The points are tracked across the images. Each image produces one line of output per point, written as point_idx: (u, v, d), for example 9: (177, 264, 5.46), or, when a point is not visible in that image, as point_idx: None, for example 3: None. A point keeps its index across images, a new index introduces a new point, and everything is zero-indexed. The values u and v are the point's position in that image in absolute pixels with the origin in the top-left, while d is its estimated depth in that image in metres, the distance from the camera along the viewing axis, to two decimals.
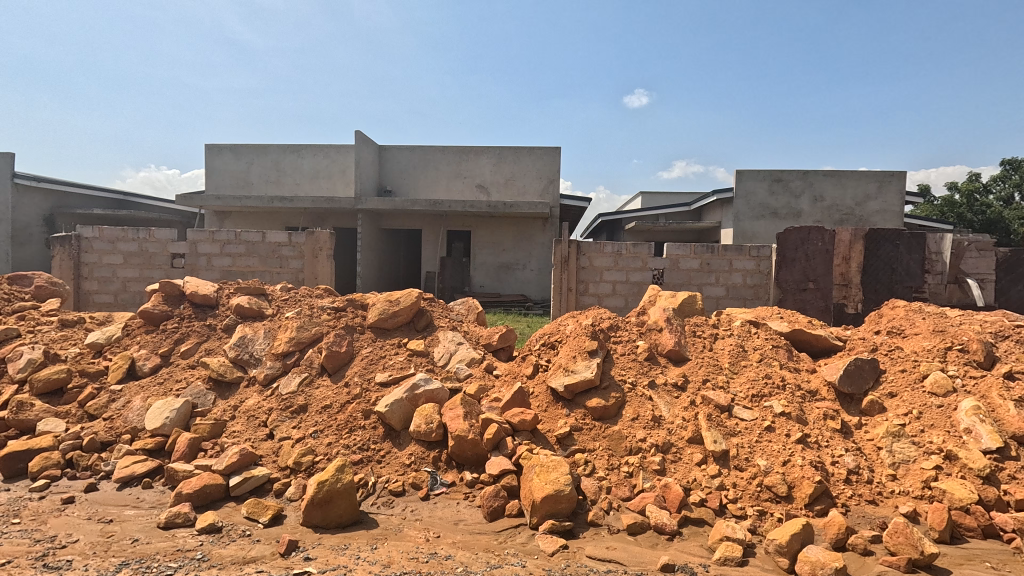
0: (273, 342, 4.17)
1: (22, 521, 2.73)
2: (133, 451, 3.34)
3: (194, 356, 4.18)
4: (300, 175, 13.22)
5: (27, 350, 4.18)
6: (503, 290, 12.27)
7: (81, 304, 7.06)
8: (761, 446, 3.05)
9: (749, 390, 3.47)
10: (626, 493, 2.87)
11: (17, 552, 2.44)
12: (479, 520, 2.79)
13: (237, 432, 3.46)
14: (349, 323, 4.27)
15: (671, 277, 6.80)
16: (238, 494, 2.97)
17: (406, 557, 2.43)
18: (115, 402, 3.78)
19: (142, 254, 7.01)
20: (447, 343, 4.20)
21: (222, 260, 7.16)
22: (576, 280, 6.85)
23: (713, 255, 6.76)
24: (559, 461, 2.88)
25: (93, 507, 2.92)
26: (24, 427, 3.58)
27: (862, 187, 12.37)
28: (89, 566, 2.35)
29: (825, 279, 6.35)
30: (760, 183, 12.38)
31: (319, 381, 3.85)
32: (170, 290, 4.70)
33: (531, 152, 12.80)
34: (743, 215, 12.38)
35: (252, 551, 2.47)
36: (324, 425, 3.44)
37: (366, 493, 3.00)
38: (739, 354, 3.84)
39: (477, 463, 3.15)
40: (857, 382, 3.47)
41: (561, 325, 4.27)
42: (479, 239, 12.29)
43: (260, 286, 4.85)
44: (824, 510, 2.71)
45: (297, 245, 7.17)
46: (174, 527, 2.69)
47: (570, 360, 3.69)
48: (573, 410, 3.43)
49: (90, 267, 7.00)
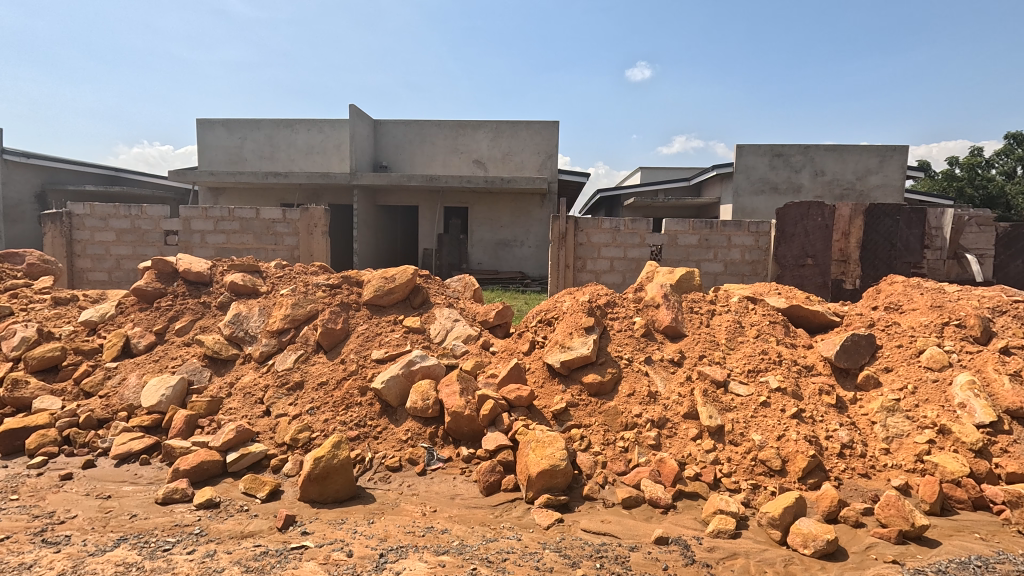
0: (268, 319, 4.14)
1: (20, 498, 2.75)
2: (131, 427, 3.34)
3: (188, 334, 4.16)
4: (294, 150, 13.01)
5: (20, 328, 4.15)
6: (500, 267, 12.23)
7: (76, 282, 7.00)
8: (756, 421, 3.07)
9: (746, 365, 3.47)
10: (621, 468, 2.90)
11: (16, 528, 2.46)
12: (474, 494, 2.82)
13: (234, 409, 3.46)
14: (345, 301, 4.24)
15: (669, 253, 6.73)
16: (236, 470, 2.99)
17: (402, 531, 2.46)
18: (111, 380, 3.78)
19: (135, 232, 6.93)
20: (444, 320, 4.18)
21: (216, 238, 7.09)
22: (573, 256, 6.80)
23: (712, 231, 6.66)
24: (555, 437, 2.89)
25: (91, 483, 2.93)
26: (20, 405, 3.59)
27: (863, 161, 12.24)
28: (88, 540, 2.37)
29: (824, 254, 6.31)
30: (761, 157, 12.22)
31: (315, 358, 3.83)
32: (163, 267, 4.64)
33: (529, 125, 12.60)
34: (743, 190, 12.24)
35: (251, 526, 2.50)
36: (320, 402, 3.44)
37: (364, 468, 3.02)
38: (737, 330, 3.83)
39: (473, 438, 3.18)
40: (853, 358, 3.47)
41: (558, 301, 4.24)
42: (477, 216, 12.18)
43: (255, 264, 4.79)
44: (817, 484, 2.73)
45: (291, 221, 7.09)
46: (173, 503, 2.71)
47: (567, 336, 3.67)
48: (569, 385, 3.43)
49: (82, 244, 6.92)
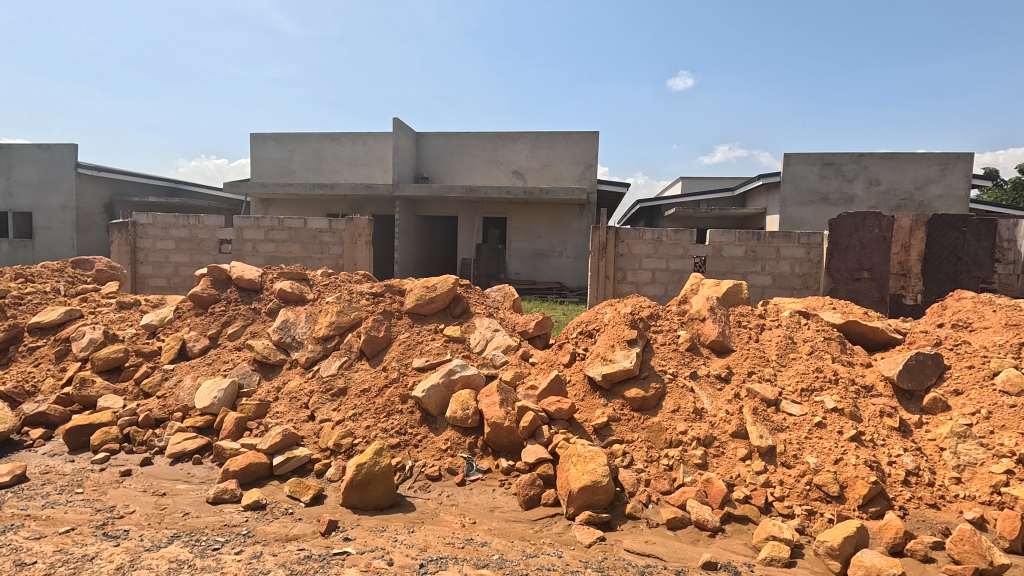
0: (314, 326, 4.26)
1: (84, 491, 2.90)
2: (184, 428, 3.49)
3: (240, 339, 4.32)
4: (340, 162, 13.45)
5: (88, 330, 4.42)
6: (538, 277, 12.21)
7: (137, 287, 7.40)
8: (811, 442, 2.91)
9: (799, 383, 3.31)
10: (666, 486, 2.80)
11: (80, 521, 2.59)
12: (514, 507, 2.78)
13: (280, 413, 3.56)
14: (387, 309, 4.31)
15: (714, 265, 6.54)
16: (282, 473, 3.06)
17: (442, 542, 2.45)
18: (168, 381, 3.96)
19: (192, 240, 7.30)
20: (484, 330, 4.18)
21: (266, 246, 7.38)
22: (614, 267, 6.70)
23: (759, 243, 6.44)
24: (596, 452, 2.82)
25: (148, 480, 3.07)
26: (86, 402, 3.80)
27: (922, 170, 11.60)
28: (144, 536, 2.47)
29: (881, 268, 5.99)
30: (810, 166, 11.76)
31: (358, 365, 3.90)
32: (218, 274, 4.86)
33: (568, 136, 12.59)
34: (791, 201, 11.81)
35: (295, 530, 2.54)
36: (363, 409, 3.49)
37: (404, 476, 3.04)
38: (788, 346, 3.66)
39: (513, 450, 3.14)
40: (918, 378, 3.25)
41: (600, 313, 4.17)
42: (516, 226, 12.22)
43: (303, 272, 4.95)
44: (880, 512, 2.56)
45: (337, 231, 7.31)
46: (222, 503, 2.80)
47: (609, 349, 3.60)
48: (611, 400, 3.35)
49: (145, 252, 7.34)
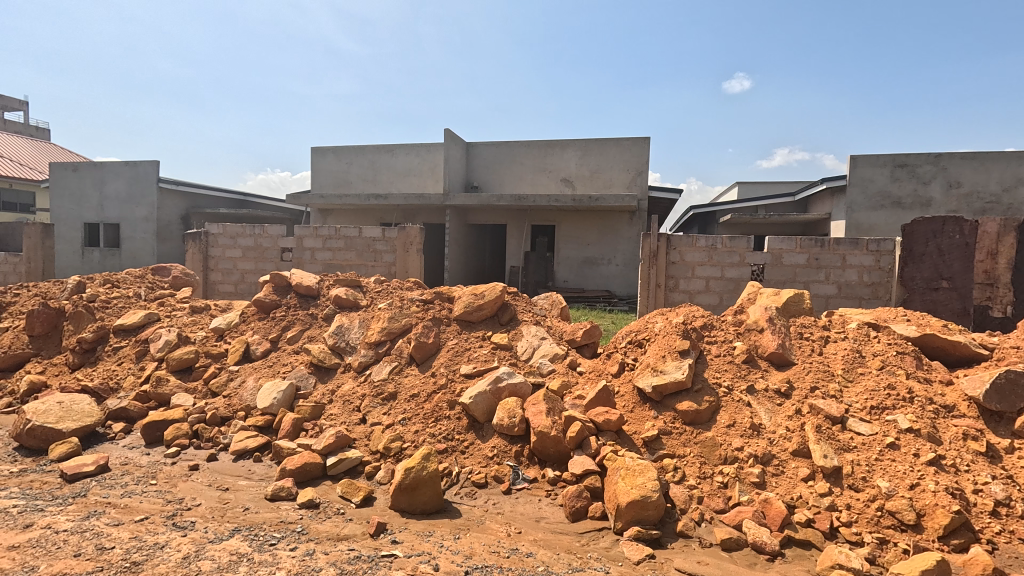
0: (367, 331, 4.40)
1: (158, 483, 3.11)
2: (247, 426, 3.68)
3: (298, 343, 4.52)
4: (393, 173, 13.89)
5: (165, 332, 4.77)
6: (586, 285, 12.08)
7: (208, 292, 7.91)
8: (882, 465, 2.70)
9: (868, 401, 3.08)
10: (720, 505, 2.68)
11: (153, 510, 2.78)
12: (561, 519, 2.74)
13: (334, 415, 3.68)
14: (437, 316, 4.38)
15: (772, 274, 6.23)
16: (334, 473, 3.16)
17: (487, 550, 2.44)
18: (233, 381, 4.20)
19: (257, 249, 7.74)
20: (531, 338, 4.17)
21: (324, 254, 7.71)
22: (665, 275, 6.53)
23: (823, 250, 6.07)
24: (646, 466, 2.74)
25: (214, 475, 3.25)
26: (161, 399, 4.09)
27: (1011, 170, 10.64)
28: (208, 528, 2.61)
29: (961, 277, 5.71)
30: (881, 169, 11.02)
31: (408, 370, 3.99)
32: (279, 281, 5.12)
33: (618, 143, 12.44)
34: (858, 206, 11.11)
35: (345, 530, 2.61)
36: (412, 414, 3.55)
37: (451, 482, 3.07)
38: (855, 361, 3.43)
39: (560, 460, 3.10)
40: (1009, 400, 2.93)
41: (650, 322, 4.07)
42: (564, 234, 12.17)
43: (357, 279, 5.13)
44: (963, 545, 2.33)
45: (390, 239, 7.53)
46: (279, 500, 2.92)
47: (659, 359, 3.49)
48: (662, 412, 3.25)
49: (215, 260, 7.85)
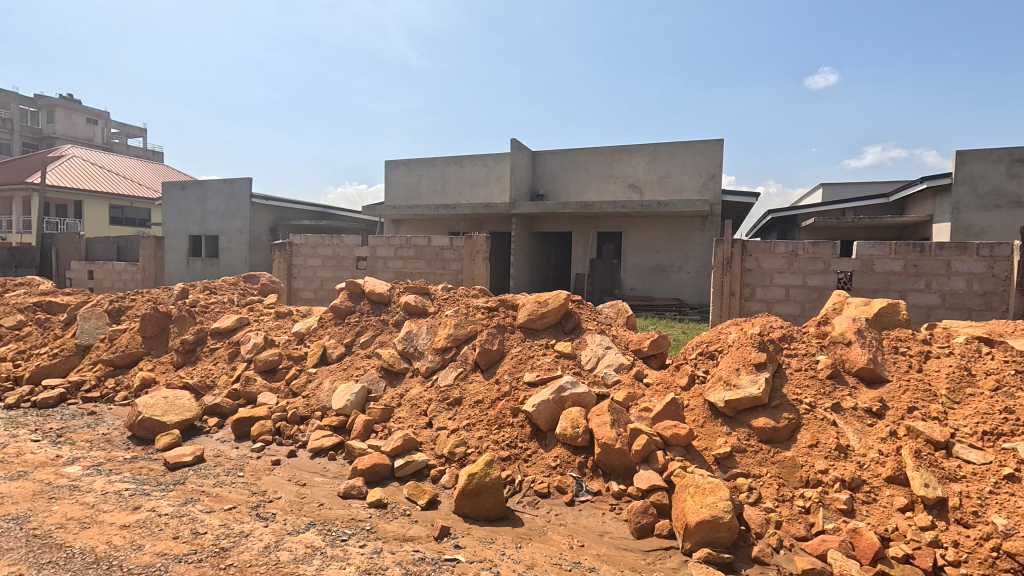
0: (434, 337, 4.53)
1: (245, 475, 3.37)
2: (323, 426, 3.90)
3: (370, 347, 4.74)
4: (461, 183, 14.26)
5: (254, 335, 5.17)
6: (654, 293, 11.74)
7: (291, 299, 8.49)
8: (998, 499, 2.38)
9: (978, 425, 2.74)
10: (801, 531, 2.48)
11: (240, 500, 3.00)
12: (625, 535, 2.65)
13: (402, 418, 3.81)
14: (501, 323, 4.43)
15: (862, 282, 5.73)
16: (402, 475, 3.27)
17: (549, 561, 2.41)
18: (311, 383, 4.46)
19: (335, 258, 8.21)
20: (595, 347, 4.10)
21: (396, 263, 8.04)
22: (740, 283, 6.19)
23: (923, 256, 5.50)
24: (717, 484, 2.59)
25: (293, 470, 3.47)
26: (249, 397, 4.43)
27: None
28: (287, 520, 2.79)
29: None
30: (995, 164, 9.84)
31: (472, 376, 4.05)
32: (354, 288, 5.40)
33: (689, 146, 12.03)
34: (966, 206, 9.98)
35: (411, 531, 2.69)
36: (476, 420, 3.60)
37: (513, 490, 3.07)
38: (963, 379, 3.06)
39: (625, 474, 3.01)
40: None
41: (722, 333, 3.87)
42: (631, 241, 11.92)
43: (425, 286, 5.30)
44: None
45: (457, 248, 7.72)
46: (351, 498, 3.05)
47: (733, 372, 3.30)
48: (735, 428, 3.07)
49: (298, 268, 8.42)
